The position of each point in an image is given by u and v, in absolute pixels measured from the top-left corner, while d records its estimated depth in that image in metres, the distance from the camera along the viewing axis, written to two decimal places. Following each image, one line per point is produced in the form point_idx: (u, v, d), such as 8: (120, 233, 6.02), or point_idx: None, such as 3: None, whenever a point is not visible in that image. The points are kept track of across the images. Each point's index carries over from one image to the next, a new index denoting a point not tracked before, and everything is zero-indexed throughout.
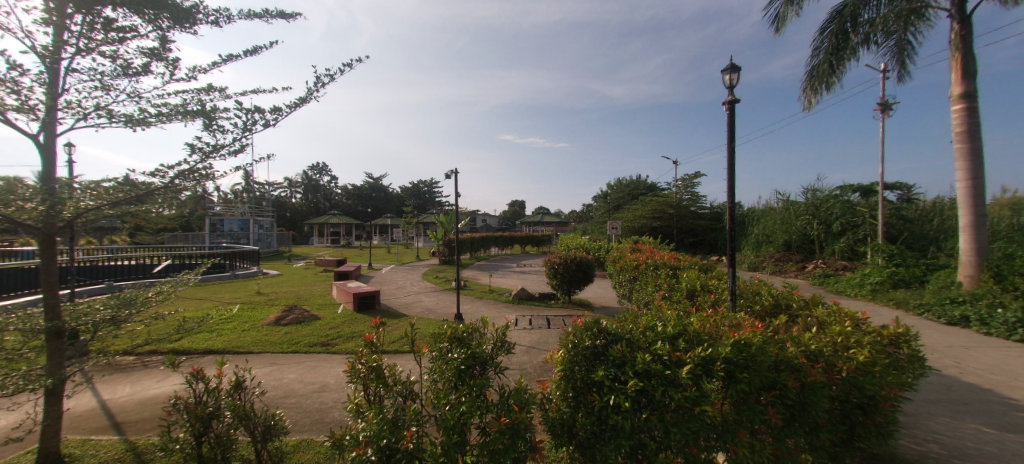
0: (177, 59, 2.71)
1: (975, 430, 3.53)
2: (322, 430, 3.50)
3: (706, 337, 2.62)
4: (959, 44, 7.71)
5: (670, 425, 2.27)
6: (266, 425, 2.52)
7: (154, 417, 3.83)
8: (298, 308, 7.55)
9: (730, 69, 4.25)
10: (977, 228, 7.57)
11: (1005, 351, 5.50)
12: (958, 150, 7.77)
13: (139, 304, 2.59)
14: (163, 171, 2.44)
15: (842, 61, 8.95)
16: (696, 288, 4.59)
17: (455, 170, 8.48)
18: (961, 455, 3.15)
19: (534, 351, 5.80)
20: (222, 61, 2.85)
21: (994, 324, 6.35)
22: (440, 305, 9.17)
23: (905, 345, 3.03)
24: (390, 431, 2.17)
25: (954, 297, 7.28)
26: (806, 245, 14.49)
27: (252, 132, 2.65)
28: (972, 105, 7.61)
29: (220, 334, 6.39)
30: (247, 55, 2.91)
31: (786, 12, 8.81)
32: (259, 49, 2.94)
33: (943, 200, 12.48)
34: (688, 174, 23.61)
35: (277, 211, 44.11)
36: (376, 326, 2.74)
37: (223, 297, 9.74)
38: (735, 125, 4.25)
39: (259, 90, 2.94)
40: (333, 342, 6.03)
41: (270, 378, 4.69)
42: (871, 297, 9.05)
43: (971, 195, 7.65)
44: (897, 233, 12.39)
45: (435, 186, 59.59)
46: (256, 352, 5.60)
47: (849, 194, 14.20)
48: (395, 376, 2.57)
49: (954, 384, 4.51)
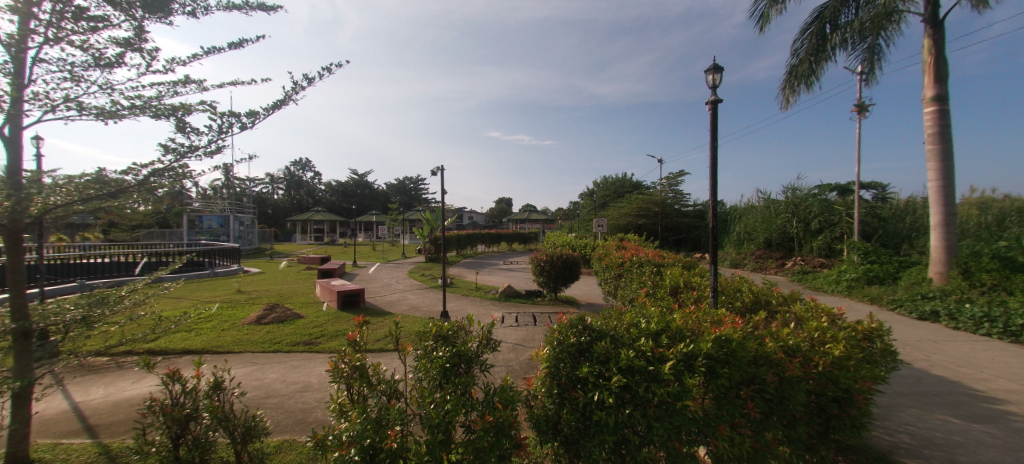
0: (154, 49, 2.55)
1: (944, 421, 3.67)
2: (304, 431, 3.45)
3: (688, 333, 2.66)
4: (931, 48, 7.96)
5: (653, 420, 2.31)
6: (246, 426, 2.45)
7: (128, 420, 3.72)
8: (280, 307, 7.40)
9: (714, 69, 4.30)
10: (947, 227, 7.85)
11: (972, 345, 5.73)
12: (929, 150, 8.04)
13: (113, 304, 2.49)
14: (136, 169, 2.34)
15: (820, 62, 9.16)
16: (679, 285, 4.66)
17: (441, 167, 8.43)
18: (930, 445, 3.29)
19: (520, 349, 5.81)
20: (202, 55, 2.67)
21: (962, 318, 6.60)
22: (426, 302, 9.14)
23: (879, 340, 3.12)
24: (374, 430, 2.15)
25: (924, 293, 7.56)
26: (786, 243, 14.84)
27: (229, 135, 2.56)
28: (942, 107, 7.87)
29: (200, 333, 6.25)
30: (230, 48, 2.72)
31: (768, 12, 8.96)
32: (241, 44, 2.75)
33: (915, 200, 12.91)
34: (673, 173, 23.87)
35: (259, 208, 43.14)
36: (359, 325, 2.68)
37: (203, 295, 9.50)
38: (717, 125, 4.31)
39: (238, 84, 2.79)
40: (316, 341, 5.93)
41: (251, 378, 4.60)
42: (846, 293, 9.32)
43: (941, 195, 7.93)
44: (872, 231, 12.78)
45: (422, 183, 59.23)
46: (236, 351, 5.49)
47: (827, 193, 14.57)
48: (379, 375, 2.54)
49: (924, 376, 4.69)
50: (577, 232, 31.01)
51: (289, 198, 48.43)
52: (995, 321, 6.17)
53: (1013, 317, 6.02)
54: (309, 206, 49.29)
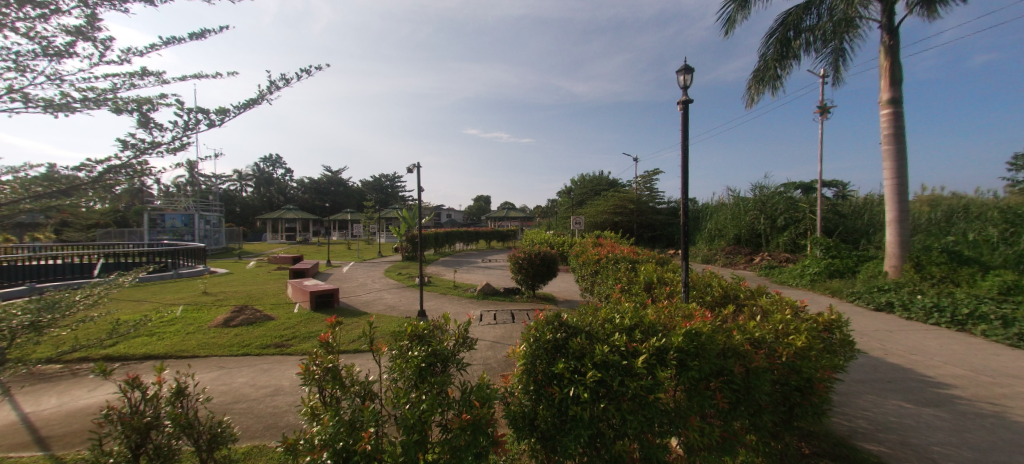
0: (111, 39, 2.12)
1: (898, 405, 3.90)
2: (275, 435, 3.35)
3: (660, 328, 2.73)
4: (887, 53, 8.39)
5: (626, 413, 2.35)
6: (211, 433, 2.35)
7: (83, 430, 3.52)
8: (250, 309, 7.14)
9: (684, 70, 4.40)
10: (901, 223, 8.29)
11: (922, 334, 6.10)
12: (886, 150, 8.48)
13: (64, 308, 2.29)
14: (90, 165, 2.16)
15: (785, 65, 9.50)
16: (652, 281, 4.76)
17: (417, 164, 8.33)
18: (885, 429, 3.48)
19: (497, 347, 5.81)
20: (162, 44, 2.12)
21: (914, 308, 7.02)
22: (403, 302, 9.00)
23: (838, 331, 3.28)
24: (348, 433, 2.11)
25: (881, 286, 8.00)
26: (754, 239, 15.40)
27: (196, 132, 2.10)
28: (897, 110, 8.32)
29: (162, 337, 5.96)
30: (193, 38, 2.17)
31: (736, 16, 9.22)
32: (207, 33, 2.20)
33: (872, 197, 13.62)
34: (648, 172, 24.33)
35: (226, 206, 41.47)
36: (331, 325, 2.61)
37: (166, 298, 9.05)
38: (688, 125, 4.42)
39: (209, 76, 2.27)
40: (287, 344, 5.76)
41: (217, 383, 4.43)
42: (809, 287, 9.77)
43: (896, 193, 8.39)
44: (833, 227, 13.43)
45: (399, 181, 58.34)
46: (202, 355, 5.27)
47: (792, 191, 15.19)
48: (352, 377, 2.48)
49: (880, 364, 4.97)
50: (555, 229, 31.25)
51: (259, 196, 46.80)
52: (944, 311, 6.59)
53: (959, 307, 6.44)
54: (280, 204, 47.77)
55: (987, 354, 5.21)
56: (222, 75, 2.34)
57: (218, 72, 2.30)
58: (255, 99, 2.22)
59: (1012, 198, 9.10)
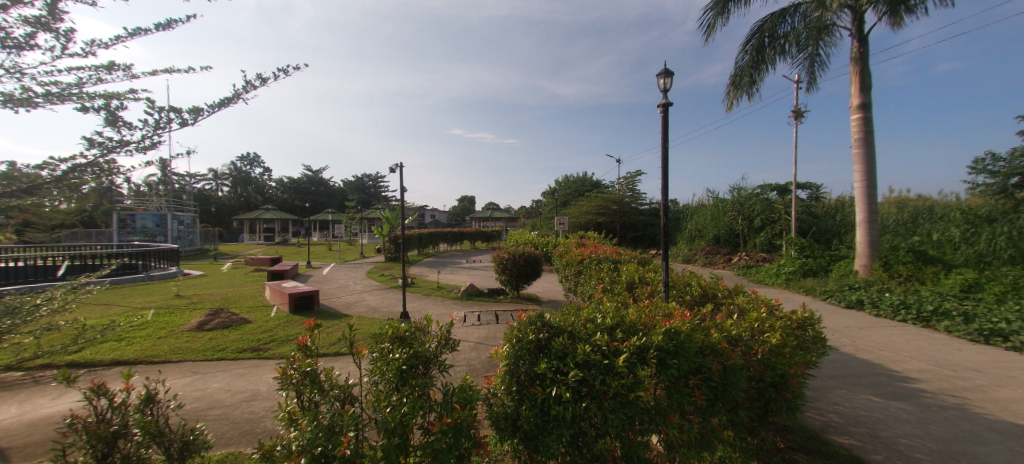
0: (73, 30, 2.02)
1: (868, 399, 4.06)
2: (251, 442, 3.26)
3: (641, 327, 2.77)
4: (858, 60, 8.71)
5: (608, 412, 2.37)
6: (183, 441, 2.26)
7: (46, 440, 3.36)
8: (225, 312, 6.93)
9: (664, 74, 4.47)
10: (871, 224, 8.62)
11: (890, 330, 6.36)
12: (856, 154, 8.80)
13: (25, 313, 2.16)
14: (52, 164, 2.06)
15: (760, 71, 9.76)
16: (634, 281, 4.83)
17: (400, 164, 8.24)
18: (855, 422, 3.61)
19: (481, 347, 5.80)
20: (129, 35, 2.04)
21: (882, 306, 7.31)
22: (386, 303, 8.90)
23: (810, 328, 3.39)
24: (327, 438, 2.06)
25: (852, 284, 8.31)
26: (732, 239, 15.79)
27: (167, 130, 2.03)
28: (866, 114, 8.65)
29: (132, 342, 5.74)
30: (160, 29, 2.08)
31: (715, 22, 9.44)
32: (174, 23, 2.12)
33: (844, 198, 14.11)
34: (630, 173, 24.66)
35: (201, 206, 40.23)
36: (310, 328, 2.54)
37: (136, 301, 8.72)
38: (668, 128, 4.50)
39: (182, 71, 2.19)
40: (265, 347, 5.61)
41: (191, 389, 4.29)
42: (784, 285, 10.08)
43: (866, 194, 8.72)
44: (807, 228, 13.88)
45: (382, 181, 57.67)
46: (174, 361, 5.09)
47: (768, 192, 15.63)
48: (332, 380, 2.43)
49: (850, 360, 5.15)
50: (539, 230, 31.34)
51: (236, 196, 45.52)
52: (910, 308, 6.88)
53: (924, 304, 6.73)
54: (259, 204, 46.60)
55: (950, 349, 5.45)
56: (194, 70, 2.26)
57: (190, 67, 2.22)
58: (229, 97, 2.16)
59: (972, 200, 9.58)
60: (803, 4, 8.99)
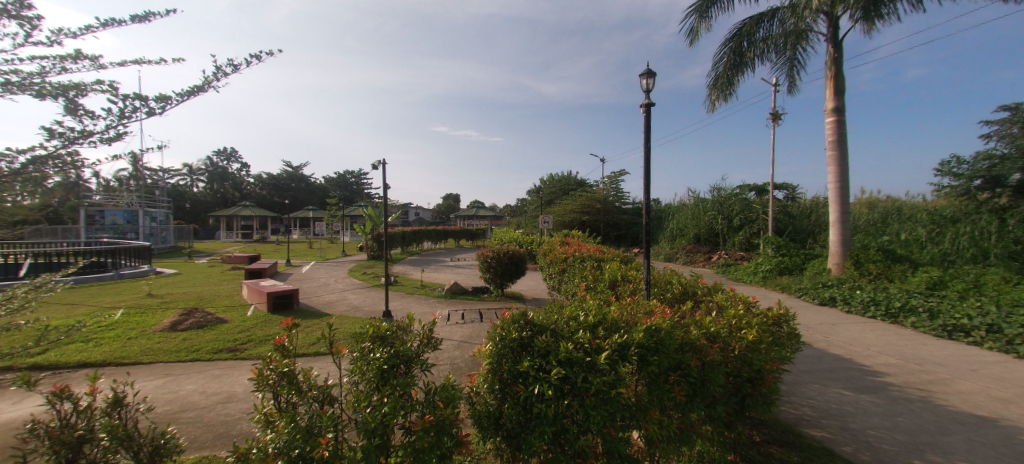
0: (39, 16, 1.92)
1: (839, 393, 4.20)
2: (226, 444, 3.18)
3: (623, 324, 2.80)
4: (832, 65, 8.99)
5: (590, 409, 2.39)
6: (153, 445, 2.16)
7: (4, 447, 3.20)
8: (200, 311, 6.72)
9: (647, 74, 4.53)
10: (844, 224, 8.93)
11: (860, 326, 6.60)
12: (830, 156, 9.08)
13: None
14: (10, 156, 1.95)
15: (739, 74, 9.98)
16: (617, 279, 4.88)
17: (383, 161, 8.11)
18: (827, 415, 3.74)
19: (464, 346, 5.79)
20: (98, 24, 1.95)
21: (853, 302, 7.58)
22: (368, 302, 8.78)
23: (785, 324, 3.49)
24: (305, 440, 2.02)
25: (825, 282, 8.60)
26: (712, 238, 16.14)
27: (132, 120, 1.94)
28: (840, 118, 8.93)
29: (100, 344, 5.52)
30: (136, 21, 2.00)
31: (697, 25, 9.60)
32: (148, 14, 2.04)
33: (818, 199, 14.57)
34: (614, 173, 24.93)
35: (174, 202, 38.88)
36: (288, 328, 2.47)
37: (105, 301, 8.39)
38: (650, 128, 4.55)
39: (153, 62, 2.11)
40: (242, 348, 5.47)
41: (163, 391, 4.15)
42: (761, 283, 10.36)
43: (839, 195, 9.00)
44: (784, 227, 14.29)
45: (365, 178, 56.83)
46: (144, 362, 4.91)
47: (747, 193, 16.02)
48: (310, 381, 2.37)
49: (823, 355, 5.33)
50: (523, 228, 31.41)
51: (213, 192, 44.17)
52: (879, 304, 7.16)
53: (892, 301, 7.02)
54: (236, 201, 45.30)
55: (915, 344, 5.70)
56: (166, 61, 2.18)
57: (163, 58, 2.14)
58: (199, 85, 2.09)
59: (937, 201, 10.02)
60: (780, 10, 9.23)
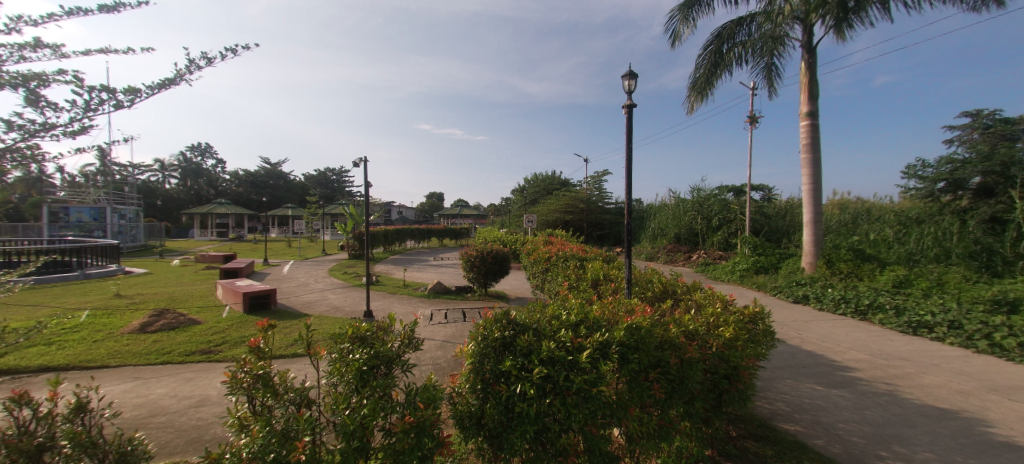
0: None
1: (811, 388, 4.35)
2: (198, 450, 3.07)
3: (604, 323, 2.84)
4: (807, 70, 9.28)
5: (571, 407, 2.40)
6: (119, 452, 2.05)
7: None
8: (171, 312, 6.48)
9: (629, 75, 4.58)
10: (817, 224, 9.25)
11: (831, 323, 6.85)
12: (803, 159, 9.38)
13: None
14: None
15: (719, 76, 10.19)
16: (599, 278, 4.94)
17: (364, 158, 7.96)
18: (800, 409, 3.87)
19: (447, 346, 5.76)
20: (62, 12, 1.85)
21: (825, 300, 7.86)
22: (349, 302, 8.62)
23: (761, 322, 3.59)
24: (280, 444, 1.97)
25: (799, 280, 8.89)
26: (692, 238, 16.48)
27: (98, 113, 1.85)
28: (814, 122, 9.23)
29: (63, 346, 5.26)
30: (104, 11, 1.90)
31: (680, 28, 9.76)
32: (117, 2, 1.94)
33: (793, 200, 15.07)
34: (597, 173, 25.19)
35: (145, 199, 37.38)
36: (264, 329, 2.41)
37: (69, 302, 8.00)
38: (632, 128, 4.61)
39: (121, 52, 2.01)
40: (216, 349, 5.31)
41: (131, 396, 3.99)
42: (738, 282, 10.64)
43: (813, 197, 9.32)
44: (760, 227, 14.70)
45: (347, 176, 55.83)
46: (112, 366, 4.71)
47: (725, 193, 16.41)
48: (286, 383, 2.31)
49: (797, 351, 5.51)
50: (507, 227, 31.39)
51: (187, 189, 42.65)
52: (849, 302, 7.44)
53: (862, 298, 7.30)
54: (211, 198, 43.86)
55: (883, 340, 5.95)
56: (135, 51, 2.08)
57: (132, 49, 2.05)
58: (171, 78, 2.01)
59: (903, 203, 10.48)
60: (758, 16, 9.49)
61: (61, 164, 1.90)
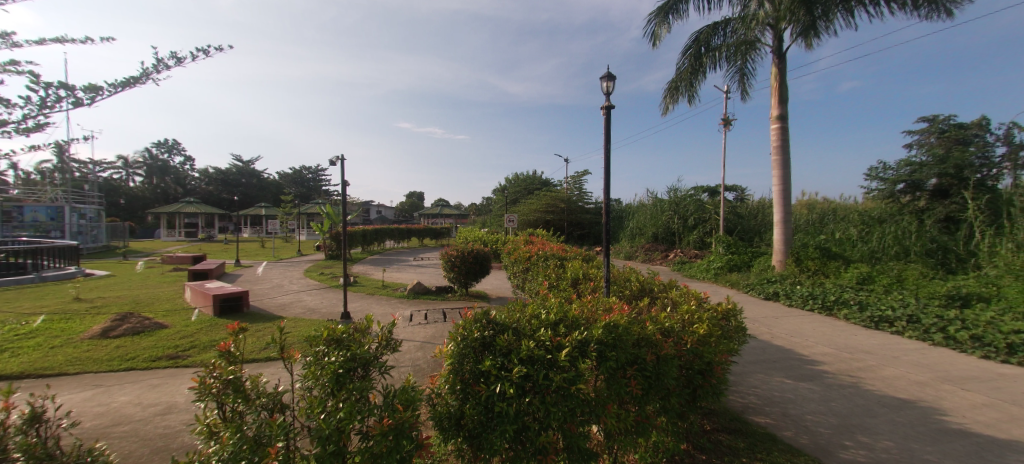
0: None
1: (781, 381, 4.52)
2: (164, 460, 2.95)
3: (582, 322, 2.87)
4: (777, 75, 9.61)
5: (550, 406, 2.41)
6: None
7: None
8: (135, 316, 6.19)
9: (607, 77, 4.64)
10: (786, 224, 9.60)
11: (799, 319, 7.14)
12: (774, 161, 9.71)
13: None
14: None
15: (695, 78, 10.44)
16: (579, 277, 4.99)
17: (341, 157, 7.79)
18: (770, 402, 4.02)
19: (427, 347, 5.72)
20: None
21: (794, 297, 8.19)
22: (326, 304, 8.42)
23: (733, 319, 3.70)
24: (252, 450, 1.91)
25: (770, 278, 9.22)
26: (669, 237, 16.82)
27: (55, 110, 1.75)
28: (784, 125, 9.57)
29: (15, 353, 4.95)
30: None
31: (658, 30, 9.96)
32: None
33: (764, 201, 15.61)
34: (578, 173, 25.43)
35: (107, 197, 35.49)
36: (235, 332, 2.32)
37: (22, 306, 7.53)
38: (610, 129, 4.68)
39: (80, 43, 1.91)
40: (184, 354, 5.10)
41: (91, 404, 3.80)
42: (712, 280, 10.94)
43: (783, 197, 9.66)
44: (733, 227, 15.15)
45: (324, 174, 54.51)
46: (70, 373, 4.47)
47: (700, 194, 16.82)
48: (258, 388, 2.23)
49: (768, 346, 5.71)
50: (488, 227, 31.31)
51: (152, 187, 40.71)
52: (816, 298, 7.78)
53: (828, 295, 7.63)
54: (179, 197, 42.00)
55: (847, 334, 6.24)
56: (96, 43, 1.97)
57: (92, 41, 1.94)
58: (136, 76, 1.92)
59: (866, 204, 11.01)
60: (733, 20, 9.75)
61: (13, 163, 1.79)
